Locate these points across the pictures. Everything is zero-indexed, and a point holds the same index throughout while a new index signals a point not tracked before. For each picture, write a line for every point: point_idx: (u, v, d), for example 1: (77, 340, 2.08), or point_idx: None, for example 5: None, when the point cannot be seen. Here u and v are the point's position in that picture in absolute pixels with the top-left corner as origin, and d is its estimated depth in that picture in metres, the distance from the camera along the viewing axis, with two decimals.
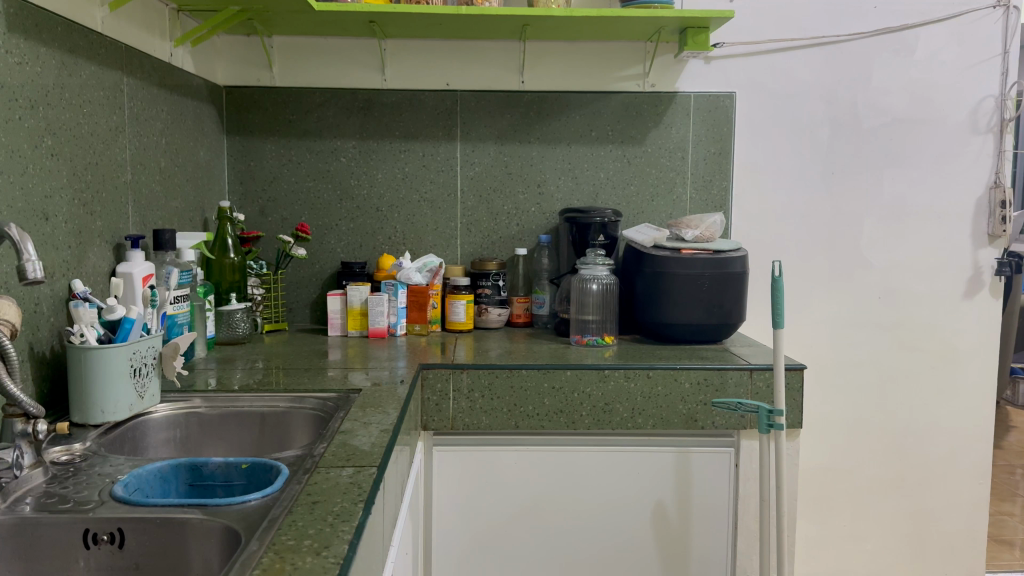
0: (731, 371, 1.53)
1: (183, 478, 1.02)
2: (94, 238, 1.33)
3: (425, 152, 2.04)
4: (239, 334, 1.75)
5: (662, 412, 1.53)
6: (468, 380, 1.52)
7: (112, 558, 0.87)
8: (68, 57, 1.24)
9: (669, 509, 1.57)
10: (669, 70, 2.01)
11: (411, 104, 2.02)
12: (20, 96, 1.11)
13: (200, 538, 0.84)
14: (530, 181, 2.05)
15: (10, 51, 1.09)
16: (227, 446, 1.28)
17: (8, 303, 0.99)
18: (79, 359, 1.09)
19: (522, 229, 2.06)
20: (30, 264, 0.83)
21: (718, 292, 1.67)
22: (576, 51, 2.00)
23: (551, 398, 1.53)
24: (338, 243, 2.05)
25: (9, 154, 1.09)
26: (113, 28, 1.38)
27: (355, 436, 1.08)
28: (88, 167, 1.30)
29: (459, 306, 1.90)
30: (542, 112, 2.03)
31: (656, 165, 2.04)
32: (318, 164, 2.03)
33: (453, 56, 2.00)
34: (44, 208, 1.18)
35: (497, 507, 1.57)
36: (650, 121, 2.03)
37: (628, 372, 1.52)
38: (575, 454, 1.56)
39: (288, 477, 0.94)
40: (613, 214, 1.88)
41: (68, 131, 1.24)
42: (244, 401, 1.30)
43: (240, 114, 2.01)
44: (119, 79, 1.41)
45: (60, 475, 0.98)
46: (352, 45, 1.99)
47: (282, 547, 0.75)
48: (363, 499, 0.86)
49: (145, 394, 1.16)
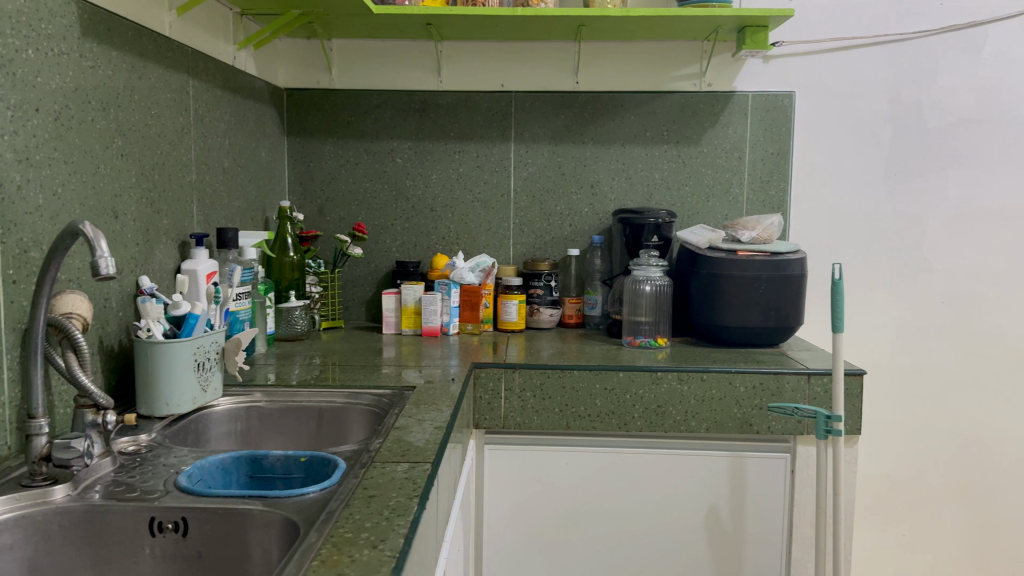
0: (788, 375, 1.50)
1: (243, 470, 1.05)
2: (161, 236, 1.37)
3: (480, 152, 2.05)
4: (297, 330, 1.79)
5: (716, 416, 1.51)
6: (520, 381, 1.52)
7: (177, 546, 0.90)
8: (138, 60, 1.28)
9: (723, 514, 1.55)
10: (726, 69, 1.99)
11: (467, 105, 2.03)
12: (93, 98, 1.16)
13: (261, 528, 0.86)
14: (584, 181, 2.04)
15: (84, 56, 1.13)
16: (286, 440, 1.31)
17: (80, 298, 1.03)
18: (146, 352, 1.12)
19: (574, 230, 2.06)
20: (104, 261, 0.82)
21: (775, 295, 1.64)
22: (630, 51, 1.99)
23: (603, 400, 1.52)
24: (393, 243, 2.08)
25: (83, 154, 1.13)
26: (180, 31, 1.42)
27: (410, 433, 1.10)
28: (155, 168, 1.34)
29: (512, 306, 1.91)
30: (597, 112, 2.02)
31: (712, 166, 2.02)
32: (375, 165, 2.06)
33: (509, 57, 2.01)
34: (114, 207, 1.22)
35: (548, 507, 1.57)
36: (707, 121, 2.00)
37: (682, 374, 1.50)
38: (627, 457, 1.55)
39: (346, 471, 0.97)
40: (668, 215, 1.86)
41: (137, 131, 1.28)
42: (302, 396, 1.33)
43: (300, 115, 2.05)
44: (185, 81, 1.45)
45: (128, 465, 1.02)
46: (408, 47, 2.02)
47: (340, 539, 0.77)
48: (419, 494, 0.87)
49: (208, 388, 1.19)
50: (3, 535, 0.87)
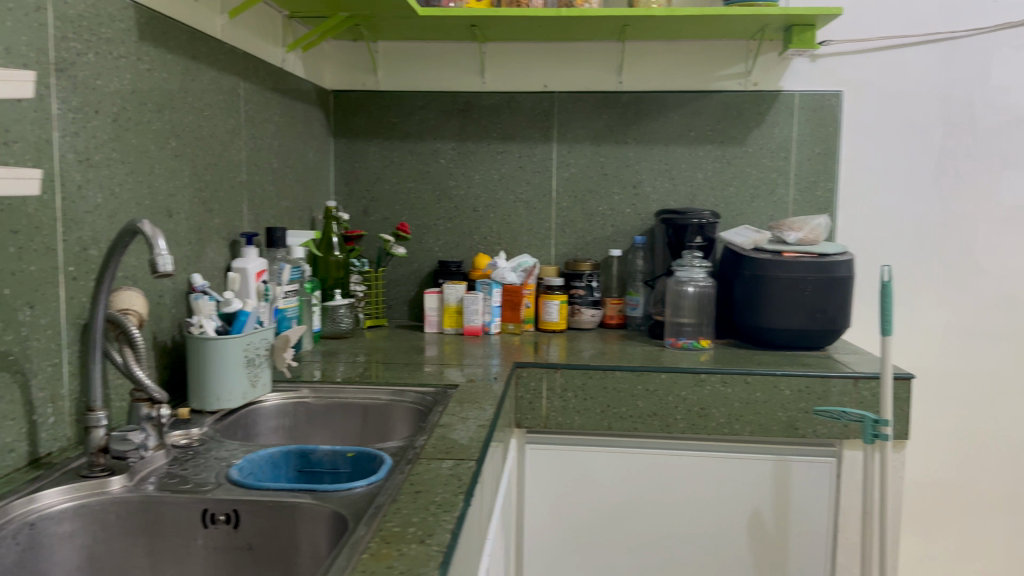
0: (835, 379, 1.48)
1: (292, 464, 1.07)
2: (212, 235, 1.40)
3: (522, 153, 2.05)
4: (341, 329, 1.82)
5: (760, 419, 1.50)
6: (562, 381, 1.52)
7: (228, 538, 0.92)
8: (191, 63, 1.31)
9: (767, 518, 1.54)
10: (772, 68, 1.97)
11: (510, 106, 2.04)
12: (149, 100, 1.19)
13: (310, 521, 0.89)
14: (626, 182, 2.04)
15: (141, 58, 1.16)
16: (332, 436, 1.34)
17: (136, 295, 1.06)
18: (198, 349, 1.16)
19: (617, 230, 2.05)
20: (163, 259, 0.84)
21: (821, 297, 1.62)
22: (674, 50, 1.98)
23: (645, 401, 1.51)
24: (436, 242, 2.10)
25: (139, 154, 1.17)
26: (232, 35, 1.45)
27: (454, 430, 1.11)
28: (207, 168, 1.37)
29: (553, 306, 1.91)
30: (640, 112, 2.01)
31: (757, 166, 2.00)
32: (418, 165, 2.08)
33: (553, 57, 2.01)
34: (168, 206, 1.25)
35: (589, 508, 1.57)
36: (752, 121, 1.99)
37: (725, 377, 1.49)
38: (669, 459, 1.54)
39: (392, 467, 0.98)
40: (711, 215, 1.84)
41: (190, 133, 1.31)
42: (348, 393, 1.35)
43: (346, 117, 2.08)
44: (236, 84, 1.48)
45: (181, 458, 1.04)
46: (452, 48, 2.03)
47: (388, 533, 0.78)
48: (464, 491, 0.88)
49: (257, 383, 1.23)
50: (64, 523, 0.90)
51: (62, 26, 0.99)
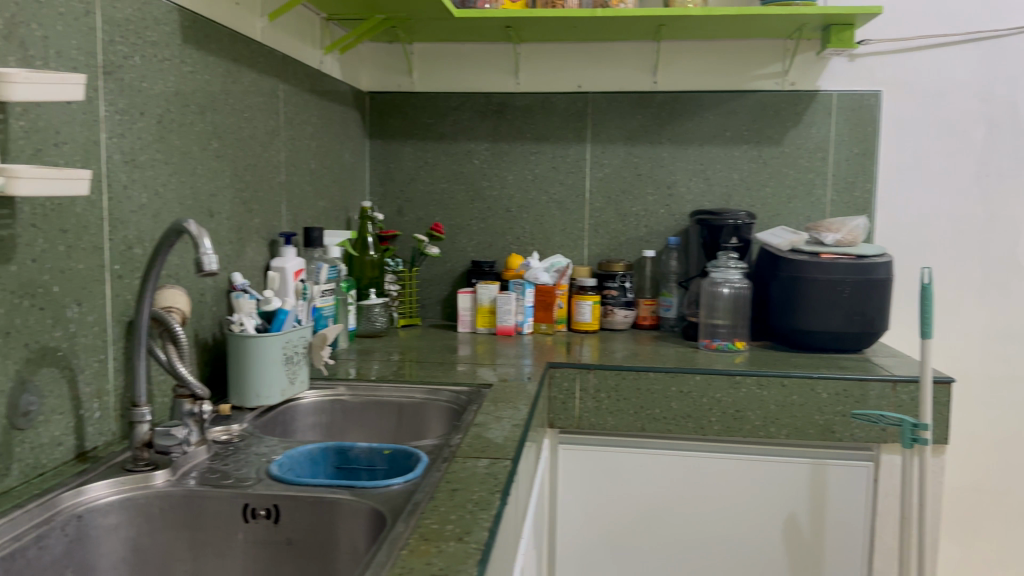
0: (873, 382, 1.46)
1: (331, 461, 1.09)
2: (252, 235, 1.42)
3: (556, 153, 2.06)
4: (376, 327, 1.83)
5: (797, 423, 1.48)
6: (595, 382, 1.52)
7: (269, 532, 0.94)
8: (232, 66, 1.33)
9: (802, 521, 1.52)
10: (810, 68, 1.95)
11: (544, 106, 2.04)
12: (192, 102, 1.21)
13: (349, 517, 0.90)
14: (660, 182, 2.03)
15: (184, 61, 1.19)
16: (367, 433, 1.35)
17: (179, 293, 1.08)
18: (239, 346, 1.18)
19: (650, 231, 2.04)
20: (208, 258, 0.86)
21: (859, 300, 1.61)
22: (709, 50, 1.97)
23: (679, 403, 1.51)
24: (469, 242, 2.11)
25: (182, 155, 1.19)
26: (272, 37, 1.47)
27: (489, 429, 1.12)
28: (247, 169, 1.40)
29: (586, 306, 1.91)
30: (674, 112, 2.01)
31: (794, 166, 1.98)
32: (453, 166, 2.09)
33: (587, 58, 2.01)
34: (209, 206, 1.27)
35: (622, 508, 1.57)
36: (789, 121, 1.97)
37: (761, 379, 1.48)
38: (703, 461, 1.54)
39: (429, 465, 1.00)
40: (747, 216, 1.83)
41: (231, 134, 1.34)
42: (383, 391, 1.36)
43: (381, 118, 2.10)
44: (276, 85, 1.51)
45: (222, 454, 1.06)
46: (487, 49, 2.04)
47: (426, 530, 0.79)
48: (500, 489, 0.89)
49: (296, 380, 1.25)
50: (110, 516, 0.92)
51: (110, 30, 1.02)
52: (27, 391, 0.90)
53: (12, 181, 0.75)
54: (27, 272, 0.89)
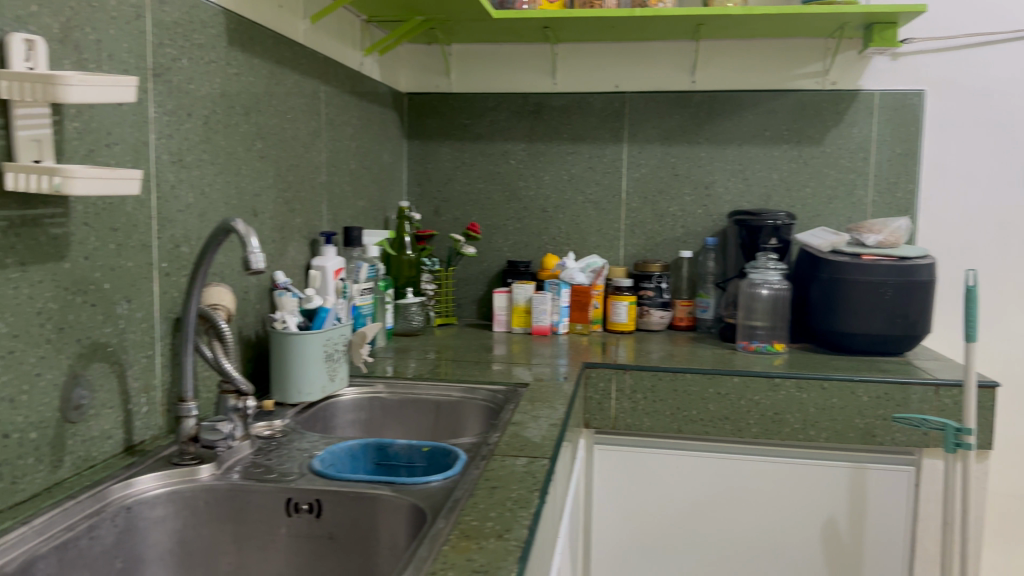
0: (914, 386, 1.44)
1: (370, 457, 1.11)
2: (294, 234, 1.45)
3: (593, 153, 2.06)
4: (413, 326, 1.85)
5: (837, 426, 1.46)
6: (631, 382, 1.52)
7: (310, 527, 0.95)
8: (276, 67, 1.36)
9: (841, 526, 1.51)
10: (851, 67, 1.92)
11: (581, 106, 2.04)
12: (237, 103, 1.24)
13: (390, 512, 0.92)
14: (698, 182, 2.02)
15: (230, 63, 1.21)
16: (405, 430, 1.36)
17: (224, 290, 1.10)
18: (281, 342, 1.20)
19: (687, 231, 2.03)
20: (255, 256, 0.88)
21: (902, 302, 1.59)
22: (749, 50, 1.96)
23: (717, 405, 1.50)
24: (505, 242, 2.12)
25: (228, 156, 1.21)
26: (314, 39, 1.50)
27: (527, 428, 1.13)
28: (289, 169, 1.42)
29: (621, 307, 1.91)
30: (713, 112, 1.99)
31: (835, 166, 1.96)
32: (489, 166, 2.10)
33: (625, 58, 2.01)
34: (253, 206, 1.29)
35: (658, 509, 1.57)
36: (830, 121, 1.95)
37: (800, 382, 1.47)
38: (741, 463, 1.53)
39: (467, 463, 1.01)
40: (787, 217, 1.81)
41: (274, 135, 1.36)
42: (421, 389, 1.38)
43: (419, 119, 2.12)
44: (317, 87, 1.53)
45: (265, 449, 1.08)
46: (524, 50, 2.05)
47: (467, 527, 0.80)
48: (539, 488, 0.89)
49: (336, 377, 1.26)
50: (157, 508, 0.94)
51: (159, 33, 1.04)
52: (79, 385, 0.92)
53: (68, 181, 0.76)
54: (79, 269, 0.91)
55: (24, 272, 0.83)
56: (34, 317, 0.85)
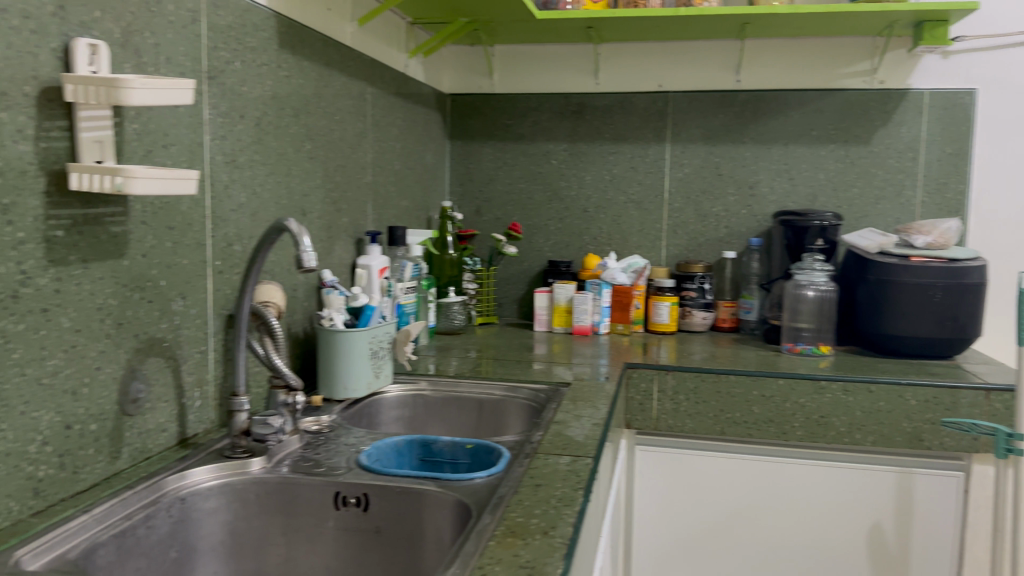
0: (964, 390, 1.42)
1: (416, 453, 1.12)
2: (340, 233, 1.47)
3: (635, 153, 2.05)
4: (455, 325, 1.87)
5: (883, 430, 1.44)
6: (673, 383, 1.51)
7: (358, 520, 0.97)
8: (324, 69, 1.38)
9: (887, 531, 1.49)
10: (900, 65, 1.89)
11: (624, 106, 2.04)
12: (287, 105, 1.26)
13: (435, 507, 0.93)
14: (742, 182, 2.00)
15: (281, 66, 1.24)
16: (448, 428, 1.38)
17: (274, 287, 1.13)
18: (329, 340, 1.22)
19: (730, 232, 2.02)
20: (307, 255, 0.90)
21: (952, 304, 1.56)
22: (795, 48, 1.94)
23: (760, 407, 1.48)
24: (546, 242, 2.12)
25: (278, 156, 1.24)
26: (361, 41, 1.52)
27: (570, 427, 1.13)
28: (337, 170, 1.44)
29: (663, 307, 1.90)
30: (758, 111, 1.98)
31: (883, 166, 1.93)
32: (531, 166, 2.11)
33: (669, 58, 2.01)
34: (302, 206, 1.32)
35: (700, 512, 1.56)
36: (878, 120, 1.92)
37: (847, 385, 1.45)
38: (784, 466, 1.51)
39: (511, 460, 1.02)
40: (834, 217, 1.79)
41: (322, 136, 1.38)
42: (463, 387, 1.39)
43: (461, 119, 2.13)
44: (364, 89, 1.55)
45: (313, 443, 1.11)
46: (567, 50, 2.06)
47: (513, 523, 0.81)
48: (583, 486, 0.90)
49: (381, 374, 1.28)
50: (210, 500, 0.97)
51: (213, 36, 1.07)
52: (136, 378, 0.95)
53: (129, 181, 0.78)
54: (137, 267, 0.94)
55: (86, 269, 0.86)
56: (95, 312, 0.88)
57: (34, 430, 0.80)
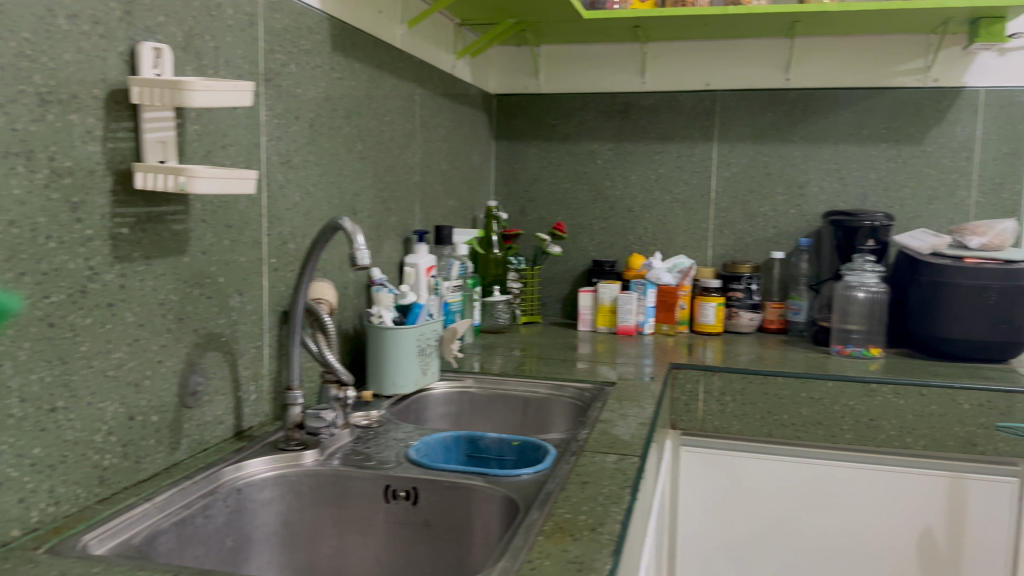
0: (1020, 395, 1.39)
1: (463, 449, 1.14)
2: (389, 232, 1.49)
3: (681, 153, 2.04)
4: (500, 323, 1.89)
5: (935, 434, 1.42)
6: (719, 384, 1.51)
7: (407, 513, 0.99)
8: (375, 71, 1.41)
9: (938, 536, 1.47)
10: (955, 62, 1.86)
11: (670, 105, 2.04)
12: (339, 107, 1.29)
13: (483, 502, 0.94)
14: (791, 181, 1.98)
15: (334, 68, 1.26)
16: (494, 425, 1.39)
17: (327, 286, 1.15)
18: (377, 336, 1.24)
19: (778, 232, 2.00)
20: (361, 252, 0.92)
21: (1007, 306, 1.53)
22: (845, 46, 1.91)
23: (809, 409, 1.47)
24: (591, 242, 2.13)
25: (331, 157, 1.27)
26: (410, 43, 1.54)
27: (616, 426, 1.14)
28: (386, 170, 1.47)
29: (709, 308, 1.90)
30: (808, 110, 1.96)
31: (936, 166, 1.89)
32: (576, 166, 2.12)
33: (716, 57, 1.99)
34: (353, 205, 1.35)
35: (745, 514, 1.56)
36: (932, 118, 1.88)
37: (897, 388, 1.43)
38: (832, 470, 1.50)
39: (558, 457, 1.03)
40: (885, 218, 1.76)
41: (373, 136, 1.41)
42: (509, 385, 1.40)
43: (507, 120, 2.15)
44: (413, 90, 1.57)
45: (363, 437, 1.13)
46: (613, 50, 2.06)
47: (560, 519, 0.82)
48: (630, 484, 0.91)
49: (427, 370, 1.30)
50: (265, 491, 0.99)
51: (270, 39, 1.10)
52: (196, 372, 0.98)
53: (191, 180, 0.81)
54: (197, 263, 0.97)
55: (149, 265, 0.89)
56: (157, 307, 0.91)
57: (100, 420, 0.84)
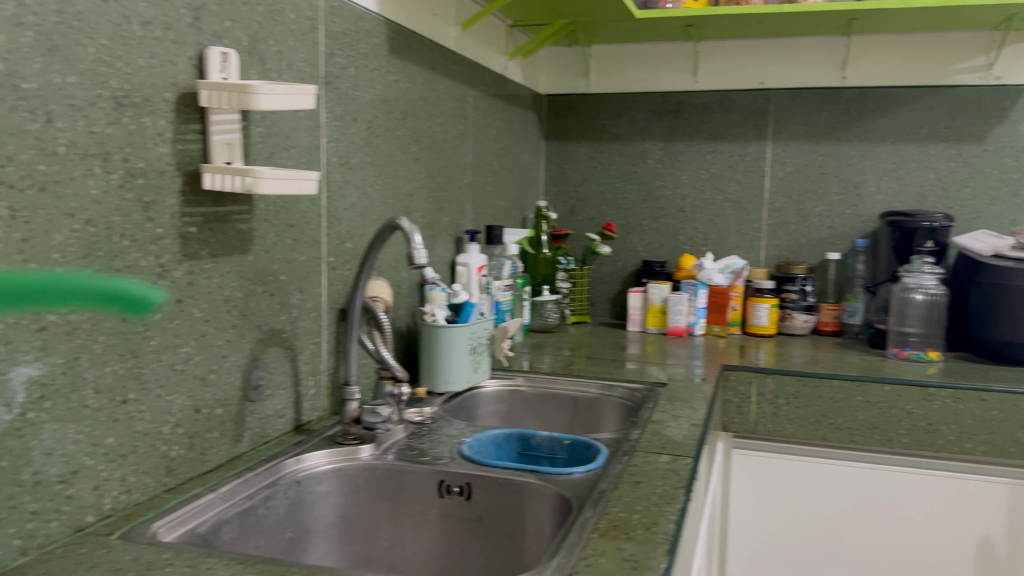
0: None
1: (514, 447, 1.15)
2: (442, 232, 1.51)
3: (734, 153, 2.03)
4: (549, 323, 1.90)
5: (995, 440, 1.39)
6: (773, 387, 1.49)
7: (461, 508, 1.01)
8: (430, 73, 1.43)
9: (998, 543, 1.45)
10: (1020, 59, 1.81)
11: (722, 105, 2.02)
12: (395, 109, 1.31)
13: (536, 499, 0.96)
14: (846, 181, 1.95)
15: (391, 70, 1.29)
16: (544, 423, 1.40)
17: (382, 284, 1.18)
18: (431, 334, 1.26)
19: (833, 233, 1.98)
20: (418, 251, 0.93)
21: None
22: (904, 44, 1.88)
23: (865, 413, 1.44)
24: (641, 242, 2.12)
25: (387, 158, 1.29)
26: (464, 44, 1.56)
27: (668, 427, 1.14)
28: (440, 170, 1.49)
29: (762, 310, 1.88)
30: (864, 109, 1.93)
31: (998, 166, 1.85)
32: (626, 166, 2.11)
33: (770, 55, 1.97)
34: (408, 205, 1.37)
35: (798, 517, 1.54)
36: (994, 117, 1.84)
37: (957, 393, 1.40)
38: (888, 474, 1.47)
39: (609, 457, 1.03)
40: (945, 219, 1.73)
41: (427, 137, 1.43)
42: (560, 384, 1.41)
43: (557, 120, 2.16)
44: (466, 91, 1.59)
45: (417, 433, 1.15)
46: (665, 50, 2.05)
47: (614, 518, 0.83)
48: (683, 485, 0.91)
49: (479, 369, 1.32)
50: (323, 483, 1.01)
51: (331, 43, 1.12)
52: (258, 367, 1.01)
53: (257, 181, 0.84)
54: (260, 262, 1.00)
55: (215, 263, 0.92)
56: (222, 304, 0.94)
57: (168, 413, 0.87)
